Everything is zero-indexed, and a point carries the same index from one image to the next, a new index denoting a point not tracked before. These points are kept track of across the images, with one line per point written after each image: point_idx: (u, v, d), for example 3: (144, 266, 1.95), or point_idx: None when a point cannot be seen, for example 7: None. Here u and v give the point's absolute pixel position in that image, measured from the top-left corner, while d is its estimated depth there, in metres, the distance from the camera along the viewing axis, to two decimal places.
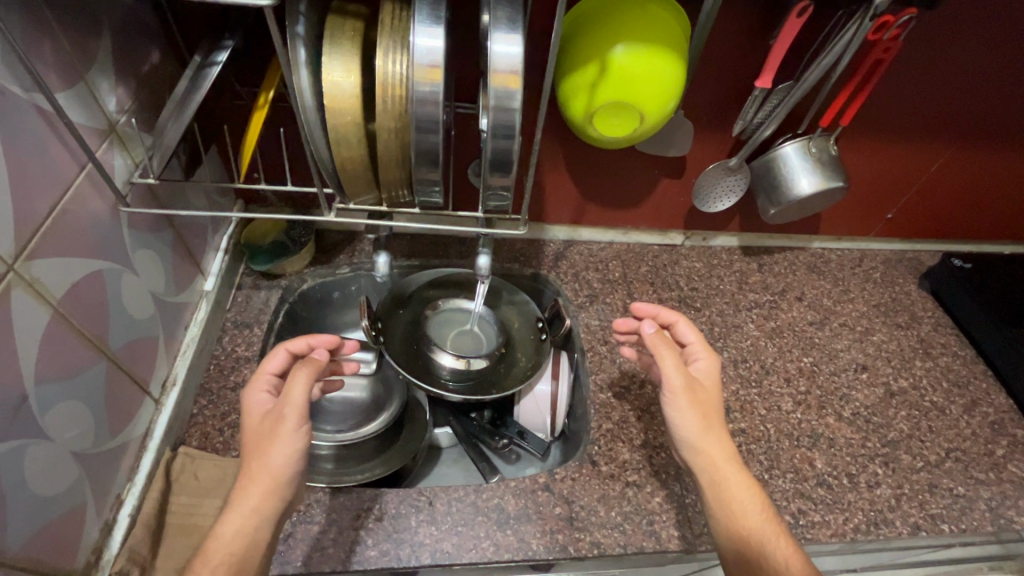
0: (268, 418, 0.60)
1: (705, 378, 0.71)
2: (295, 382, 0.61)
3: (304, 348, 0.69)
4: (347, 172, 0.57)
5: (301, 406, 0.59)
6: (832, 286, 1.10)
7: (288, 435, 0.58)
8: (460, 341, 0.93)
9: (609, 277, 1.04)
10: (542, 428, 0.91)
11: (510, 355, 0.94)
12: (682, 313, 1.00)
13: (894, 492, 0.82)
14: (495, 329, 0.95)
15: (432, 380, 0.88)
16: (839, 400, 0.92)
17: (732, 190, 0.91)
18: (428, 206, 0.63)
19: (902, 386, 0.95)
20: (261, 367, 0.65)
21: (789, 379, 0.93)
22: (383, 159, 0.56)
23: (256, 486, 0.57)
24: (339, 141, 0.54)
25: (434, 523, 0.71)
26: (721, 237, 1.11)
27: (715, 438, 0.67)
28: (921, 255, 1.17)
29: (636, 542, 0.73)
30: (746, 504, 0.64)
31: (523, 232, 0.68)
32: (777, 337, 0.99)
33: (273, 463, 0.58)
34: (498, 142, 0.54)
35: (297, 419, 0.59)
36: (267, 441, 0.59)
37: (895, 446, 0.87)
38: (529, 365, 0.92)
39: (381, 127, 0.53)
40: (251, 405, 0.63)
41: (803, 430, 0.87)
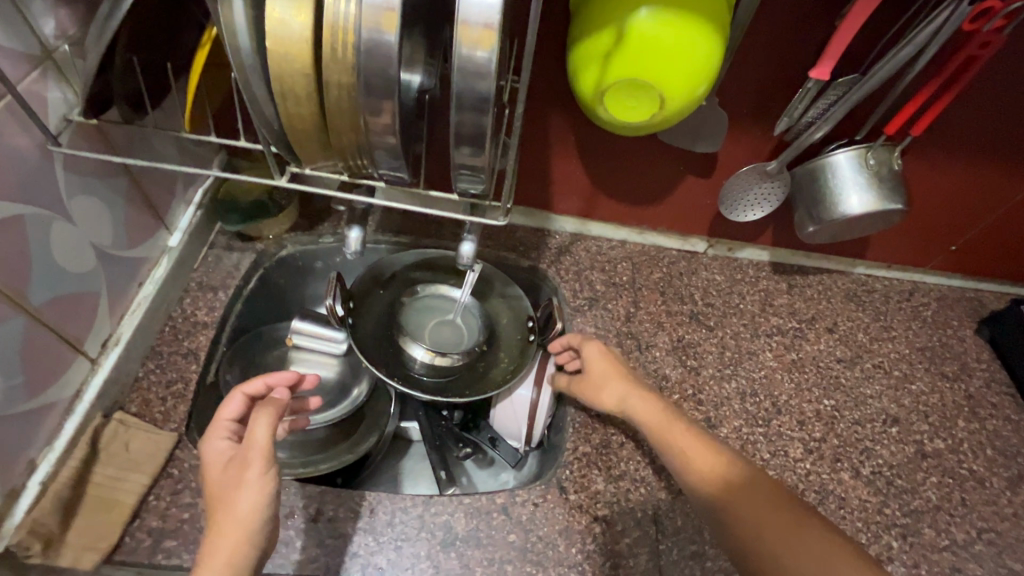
0: (232, 466, 0.55)
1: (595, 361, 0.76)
2: (258, 423, 0.56)
3: (262, 389, 0.64)
4: (292, 131, 0.48)
5: (265, 446, 0.55)
6: (872, 320, 0.96)
7: (255, 479, 0.53)
8: (438, 332, 0.84)
9: (615, 280, 0.93)
10: (513, 436, 0.83)
11: (491, 353, 0.86)
12: (691, 331, 0.89)
13: (908, 571, 0.70)
14: (479, 323, 0.85)
15: (400, 373, 0.81)
16: (859, 455, 0.80)
17: (765, 199, 0.78)
18: (394, 180, 0.55)
19: (937, 447, 0.82)
20: (217, 414, 0.59)
21: (802, 422, 0.82)
22: (333, 120, 0.47)
23: (226, 543, 0.51)
24: (284, 94, 0.45)
25: (373, 534, 0.64)
26: (749, 249, 0.98)
27: (611, 386, 0.73)
28: (984, 295, 1.02)
29: None
30: (670, 428, 0.67)
31: (502, 221, 0.58)
32: (797, 371, 0.87)
33: (241, 512, 0.52)
34: (468, 116, 0.44)
35: (263, 461, 0.54)
36: (232, 490, 0.53)
37: (917, 518, 0.75)
38: (511, 367, 0.83)
39: (330, 81, 0.44)
40: (211, 456, 0.57)
41: (811, 483, 0.76)
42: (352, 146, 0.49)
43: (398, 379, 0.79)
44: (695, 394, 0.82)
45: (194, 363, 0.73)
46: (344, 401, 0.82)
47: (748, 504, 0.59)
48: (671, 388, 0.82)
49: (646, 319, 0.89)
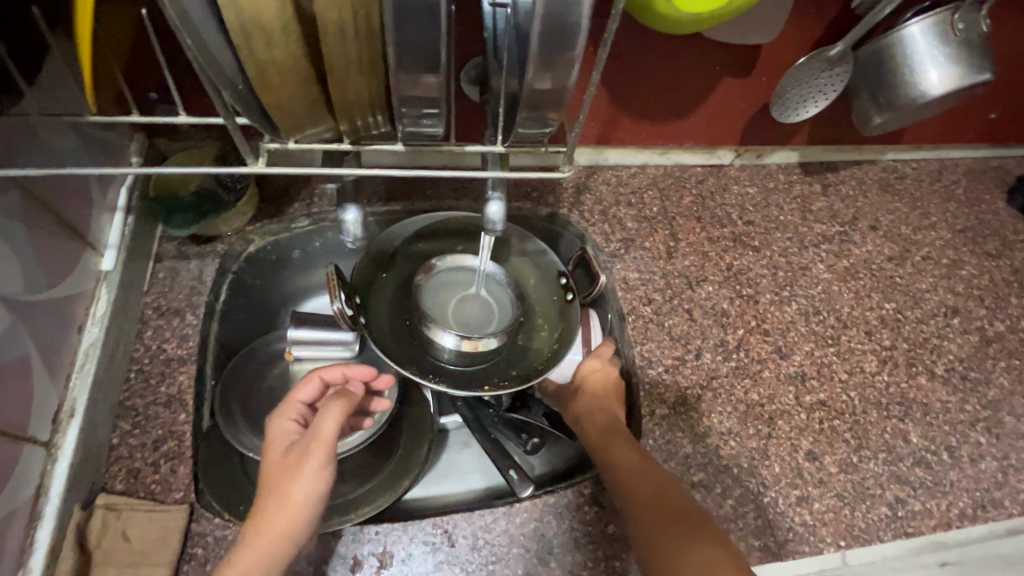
0: (294, 449, 0.49)
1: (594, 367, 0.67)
2: (328, 409, 0.50)
3: (339, 377, 0.57)
4: (267, 92, 0.39)
5: (330, 438, 0.49)
6: (910, 209, 0.90)
7: (311, 473, 0.47)
8: (461, 313, 0.71)
9: (646, 213, 0.81)
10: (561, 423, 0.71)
11: (528, 322, 0.73)
12: (739, 256, 0.80)
13: (1000, 465, 0.69)
14: (508, 292, 0.72)
15: (432, 372, 0.67)
16: (930, 355, 0.76)
17: (823, 91, 0.66)
18: (412, 138, 0.46)
19: (998, 331, 0.80)
20: (291, 392, 0.54)
21: (870, 333, 0.76)
22: (332, 70, 0.38)
23: (267, 529, 0.45)
24: (250, 36, 0.34)
25: (460, 566, 0.55)
26: (779, 153, 0.88)
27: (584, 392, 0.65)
28: (1008, 162, 0.96)
29: None
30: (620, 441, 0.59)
31: (568, 172, 0.53)
32: (852, 279, 0.81)
33: (291, 504, 0.47)
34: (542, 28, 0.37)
35: (324, 456, 0.48)
36: (286, 477, 0.48)
37: (997, 408, 0.73)
38: (555, 335, 0.71)
39: (322, 18, 0.34)
40: (277, 435, 0.52)
41: (893, 396, 0.72)
42: (358, 93, 0.40)
43: (435, 381, 0.65)
44: (759, 325, 0.74)
45: (181, 412, 0.58)
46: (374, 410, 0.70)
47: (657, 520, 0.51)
48: (733, 323, 0.74)
49: (689, 251, 0.79)
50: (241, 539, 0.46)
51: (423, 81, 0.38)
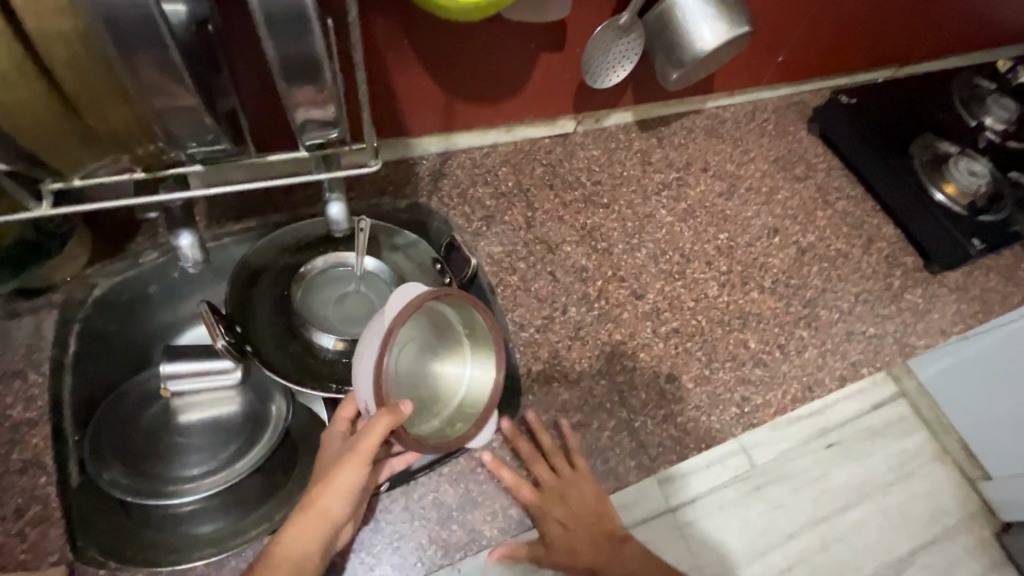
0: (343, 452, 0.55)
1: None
2: (373, 428, 0.51)
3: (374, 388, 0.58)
4: (14, 124, 0.42)
5: (363, 456, 0.52)
6: (732, 148, 1.03)
7: (349, 474, 0.52)
8: (347, 313, 0.74)
9: (502, 189, 0.87)
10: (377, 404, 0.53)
11: None
12: (592, 215, 0.88)
13: (819, 351, 0.82)
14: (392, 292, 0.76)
15: (320, 383, 0.69)
16: (759, 272, 0.88)
17: (626, 56, 0.74)
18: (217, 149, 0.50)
19: (810, 241, 0.94)
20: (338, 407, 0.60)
21: (709, 262, 0.87)
22: (75, 94, 0.42)
23: (305, 518, 0.52)
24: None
25: (369, 551, 0.59)
26: (615, 115, 0.96)
27: None
28: (806, 97, 1.12)
29: (596, 489, 0.66)
30: None
31: (379, 165, 0.55)
32: (691, 219, 0.91)
33: (331, 492, 0.53)
34: (289, 43, 0.42)
35: (359, 465, 0.52)
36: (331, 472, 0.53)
37: (814, 305, 0.87)
38: None
39: (50, 57, 0.39)
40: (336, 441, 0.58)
41: (732, 312, 0.83)
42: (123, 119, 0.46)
43: (321, 385, 0.69)
44: (615, 274, 0.83)
45: (42, 475, 0.56)
46: (266, 426, 0.70)
47: None
48: (592, 276, 0.82)
49: (547, 219, 0.86)
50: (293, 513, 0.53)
51: (170, 101, 0.44)
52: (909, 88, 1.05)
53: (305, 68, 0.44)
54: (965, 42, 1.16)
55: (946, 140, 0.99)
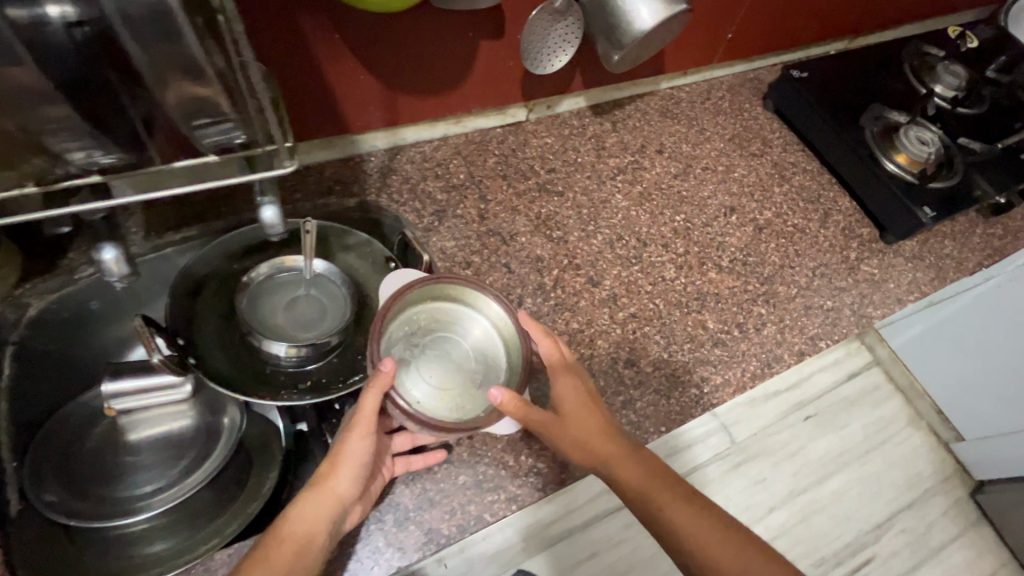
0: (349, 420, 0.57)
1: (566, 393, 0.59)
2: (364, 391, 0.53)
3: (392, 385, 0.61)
4: None
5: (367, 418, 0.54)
6: (688, 129, 1.02)
7: (356, 440, 0.54)
8: (299, 317, 0.74)
9: (453, 183, 0.86)
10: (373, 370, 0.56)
11: (368, 314, 0.77)
12: (546, 203, 0.87)
13: (778, 327, 0.83)
14: (344, 292, 0.76)
15: (281, 394, 0.68)
16: (716, 251, 0.88)
17: (567, 40, 0.73)
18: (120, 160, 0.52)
19: (767, 218, 0.94)
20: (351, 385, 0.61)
21: (666, 245, 0.87)
22: None
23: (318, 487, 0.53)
24: None
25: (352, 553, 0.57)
26: (566, 101, 0.95)
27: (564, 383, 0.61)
28: (761, 73, 1.12)
29: (555, 479, 0.66)
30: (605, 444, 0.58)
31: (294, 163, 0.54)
32: (646, 203, 0.91)
33: (340, 461, 0.54)
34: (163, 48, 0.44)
35: (365, 428, 0.54)
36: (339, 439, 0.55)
37: (772, 282, 0.87)
38: None
39: None
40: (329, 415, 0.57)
41: (690, 293, 0.83)
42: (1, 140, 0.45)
43: (283, 396, 0.68)
44: (571, 262, 0.82)
45: None
46: (217, 441, 0.69)
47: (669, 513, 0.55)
48: (548, 266, 0.81)
49: (500, 210, 0.85)
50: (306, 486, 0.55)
51: (45, 113, 0.45)
52: (860, 60, 1.06)
53: (185, 71, 0.46)
54: (915, 10, 1.17)
55: (895, 109, 1.00)
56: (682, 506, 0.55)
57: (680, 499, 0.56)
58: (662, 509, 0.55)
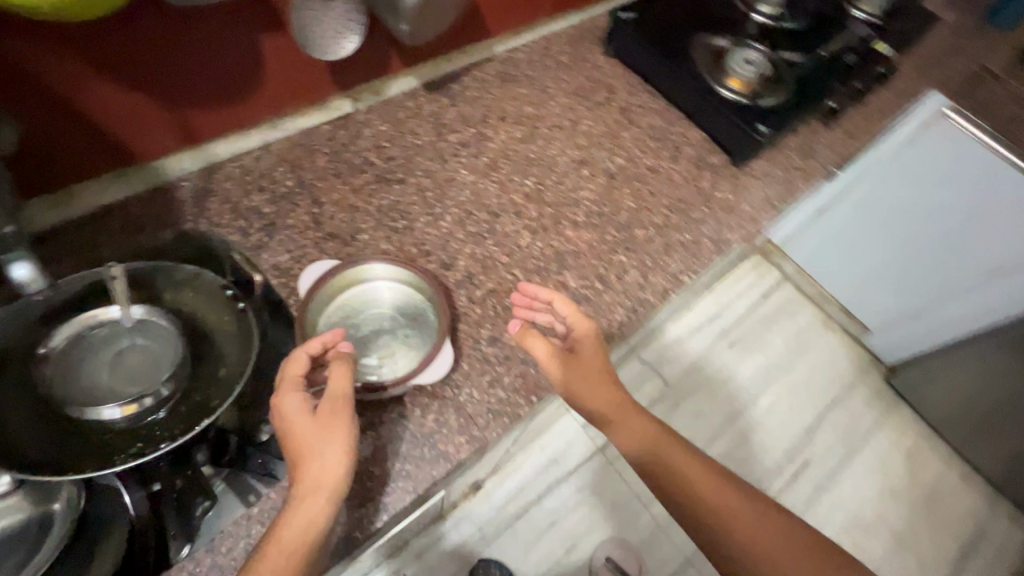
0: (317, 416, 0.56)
1: (586, 344, 0.66)
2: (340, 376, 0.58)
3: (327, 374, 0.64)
4: None
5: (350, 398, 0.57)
6: (530, 89, 1.00)
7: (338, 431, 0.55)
8: (124, 369, 0.65)
9: (281, 192, 0.80)
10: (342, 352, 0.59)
11: (210, 350, 0.68)
12: (387, 193, 0.83)
13: (639, 271, 0.83)
14: (170, 329, 0.67)
15: (118, 455, 0.60)
16: (570, 208, 0.87)
17: (349, 20, 0.67)
18: None
19: (619, 164, 0.93)
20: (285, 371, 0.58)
21: (519, 212, 0.85)
22: None
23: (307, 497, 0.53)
24: None
25: None
26: (394, 84, 0.91)
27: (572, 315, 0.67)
28: (597, 20, 1.10)
29: (426, 477, 0.63)
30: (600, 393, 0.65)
31: None
32: (494, 173, 0.88)
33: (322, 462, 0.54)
34: None
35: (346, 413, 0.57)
36: (319, 434, 0.55)
37: (629, 227, 0.86)
38: (240, 346, 0.68)
39: None
40: (289, 409, 0.56)
41: (548, 256, 0.81)
42: None
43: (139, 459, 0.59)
44: (420, 250, 0.78)
45: None
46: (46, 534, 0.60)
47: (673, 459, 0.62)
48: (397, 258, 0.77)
49: (336, 210, 0.80)
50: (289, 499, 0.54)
51: None
52: None
53: None
54: None
55: (721, 35, 1.01)
56: (690, 463, 0.63)
57: (692, 457, 0.63)
58: (665, 458, 0.62)
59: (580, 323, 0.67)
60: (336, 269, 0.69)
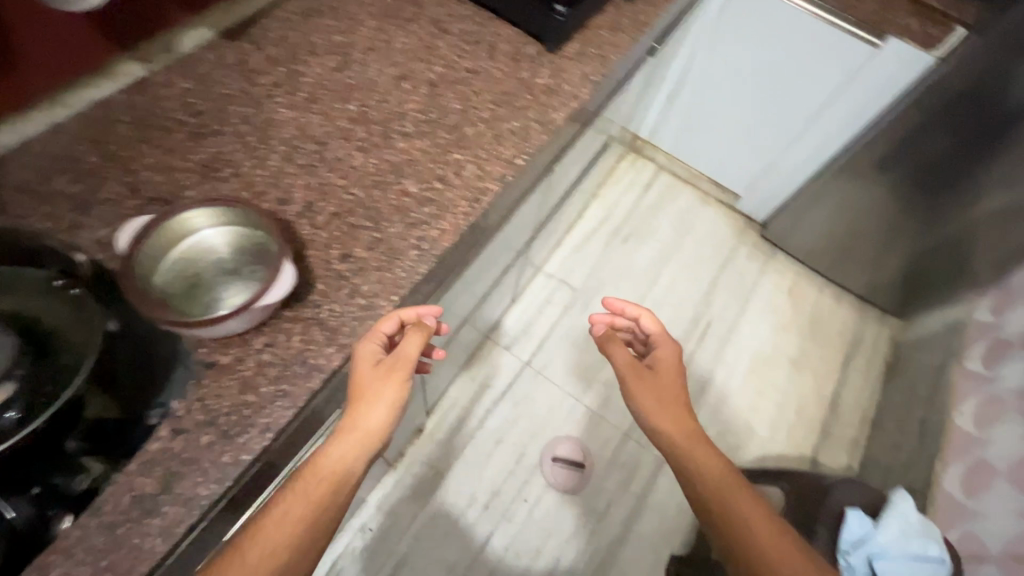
0: (382, 367, 0.69)
1: (666, 359, 0.96)
2: (411, 342, 0.71)
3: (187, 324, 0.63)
4: None
5: (411, 360, 0.70)
6: (335, 18, 0.98)
7: (392, 388, 0.69)
8: None
9: (86, 170, 0.76)
10: (417, 325, 0.73)
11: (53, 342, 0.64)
12: (204, 147, 0.80)
13: (476, 164, 0.87)
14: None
15: None
16: (398, 122, 0.88)
17: None
18: None
19: (439, 72, 0.95)
20: (376, 324, 0.70)
21: (347, 136, 0.85)
22: None
23: (352, 437, 0.66)
24: None
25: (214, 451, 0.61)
26: (184, 37, 0.89)
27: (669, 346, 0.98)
28: None
29: (304, 391, 0.65)
30: (680, 437, 0.85)
31: None
32: (314, 105, 0.87)
33: (376, 409, 0.68)
34: None
35: (404, 371, 0.70)
36: (379, 384, 0.68)
37: (458, 127, 0.90)
38: (82, 329, 0.65)
39: None
40: (362, 354, 0.68)
41: (384, 169, 0.83)
42: None
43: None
44: (253, 192, 0.78)
45: None
46: None
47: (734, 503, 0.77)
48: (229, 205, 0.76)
49: (151, 174, 0.77)
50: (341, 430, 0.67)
51: None
52: None
53: None
54: None
55: None
56: (747, 504, 0.76)
57: (734, 483, 0.79)
58: (725, 502, 0.77)
59: (665, 344, 0.99)
60: (156, 217, 0.67)
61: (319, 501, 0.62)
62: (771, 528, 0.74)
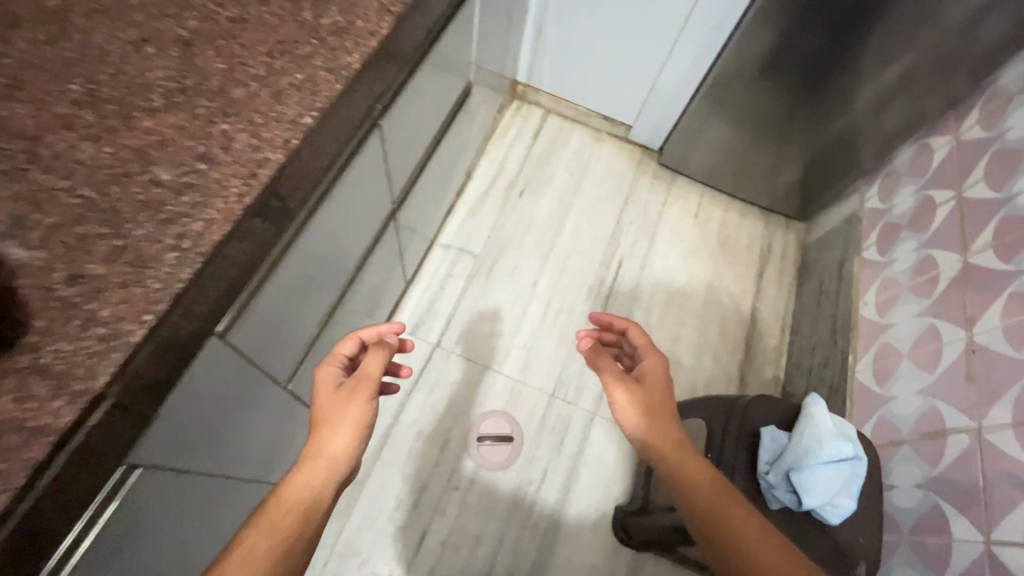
0: (343, 385, 0.86)
1: (657, 378, 0.95)
2: (371, 360, 0.89)
3: None
4: None
5: (372, 378, 0.86)
6: None
7: (356, 403, 0.83)
8: None
9: None
10: (379, 354, 0.91)
11: None
12: None
13: (249, 133, 0.70)
14: None
15: None
16: (140, 94, 0.69)
17: None
18: None
19: (192, 24, 0.76)
20: (338, 350, 0.95)
21: (68, 121, 0.66)
22: None
23: (319, 456, 0.78)
24: None
25: None
26: None
27: (657, 362, 0.97)
28: None
29: (24, 465, 0.50)
30: (694, 472, 0.82)
31: None
32: (16, 88, 0.67)
33: (338, 420, 0.81)
34: None
35: (368, 387, 0.85)
36: (344, 402, 0.83)
37: (223, 91, 0.72)
38: None
39: None
40: (325, 375, 0.89)
41: (124, 158, 0.65)
42: None
43: None
44: None
45: None
46: None
47: (744, 533, 0.75)
48: None
49: None
50: (309, 450, 0.79)
51: None
52: None
53: None
54: None
55: None
56: (755, 533, 0.74)
57: (745, 516, 0.77)
58: (738, 535, 0.75)
59: (655, 361, 0.97)
60: None
61: (294, 516, 0.71)
62: (775, 551, 0.72)
